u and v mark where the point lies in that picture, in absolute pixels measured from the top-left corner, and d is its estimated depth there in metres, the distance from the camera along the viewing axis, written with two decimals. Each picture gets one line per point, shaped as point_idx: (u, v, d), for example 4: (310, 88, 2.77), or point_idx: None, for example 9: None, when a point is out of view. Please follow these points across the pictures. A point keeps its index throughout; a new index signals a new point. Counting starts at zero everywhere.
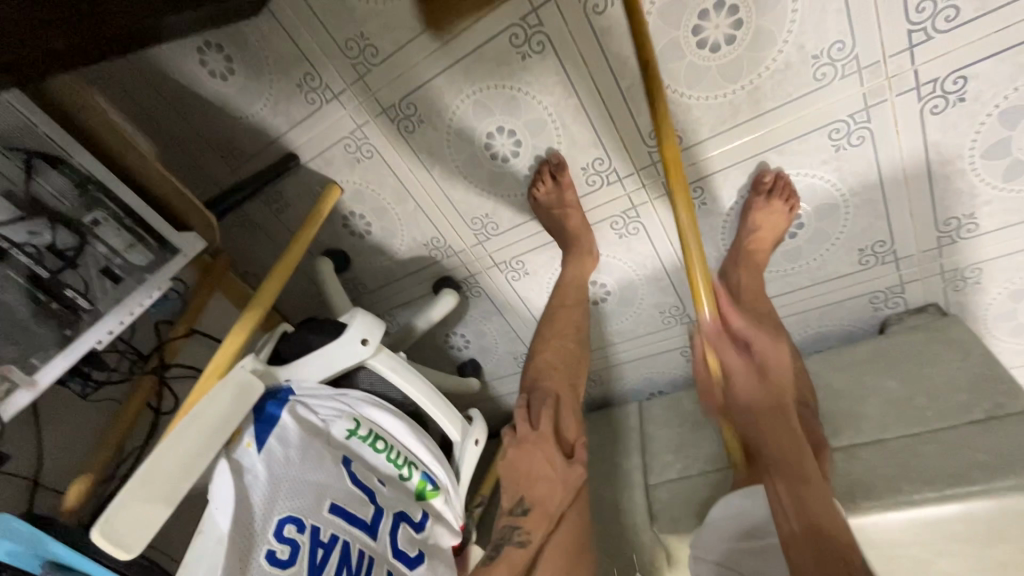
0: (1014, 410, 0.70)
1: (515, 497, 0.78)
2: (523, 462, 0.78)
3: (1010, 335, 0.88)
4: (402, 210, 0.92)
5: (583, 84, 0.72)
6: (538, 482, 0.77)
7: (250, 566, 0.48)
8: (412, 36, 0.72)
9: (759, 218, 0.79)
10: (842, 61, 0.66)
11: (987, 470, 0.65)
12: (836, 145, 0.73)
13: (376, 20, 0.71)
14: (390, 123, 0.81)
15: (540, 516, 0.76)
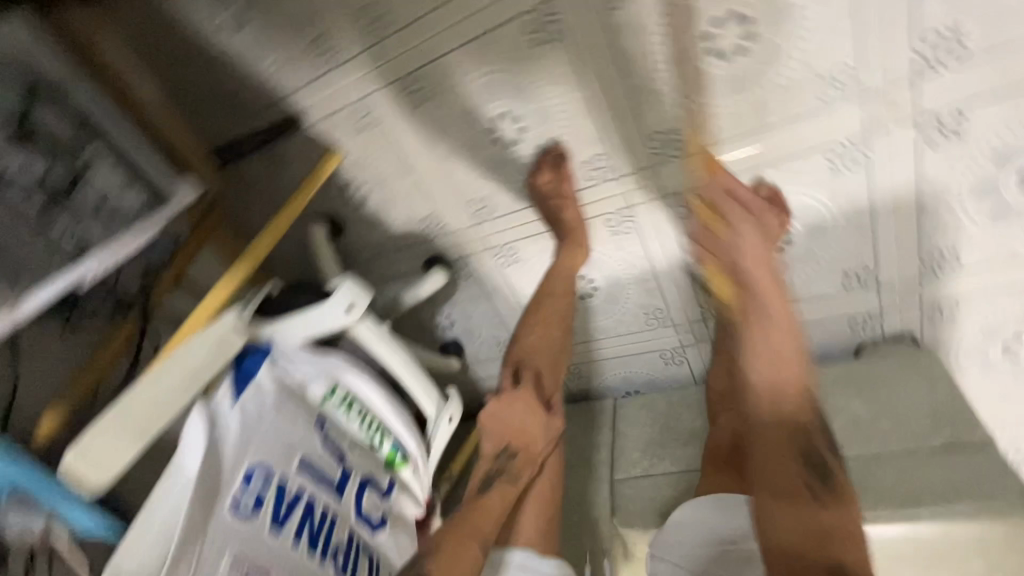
0: (971, 440, 0.73)
1: (498, 446, 0.78)
2: (505, 414, 0.79)
3: (980, 372, 0.90)
4: (401, 183, 0.92)
5: (593, 79, 0.73)
6: (518, 431, 0.80)
7: (213, 513, 0.48)
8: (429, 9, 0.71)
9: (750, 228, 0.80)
10: (847, 84, 0.67)
11: (937, 496, 0.68)
12: (833, 167, 0.74)
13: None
14: (398, 95, 0.81)
15: (527, 460, 0.78)
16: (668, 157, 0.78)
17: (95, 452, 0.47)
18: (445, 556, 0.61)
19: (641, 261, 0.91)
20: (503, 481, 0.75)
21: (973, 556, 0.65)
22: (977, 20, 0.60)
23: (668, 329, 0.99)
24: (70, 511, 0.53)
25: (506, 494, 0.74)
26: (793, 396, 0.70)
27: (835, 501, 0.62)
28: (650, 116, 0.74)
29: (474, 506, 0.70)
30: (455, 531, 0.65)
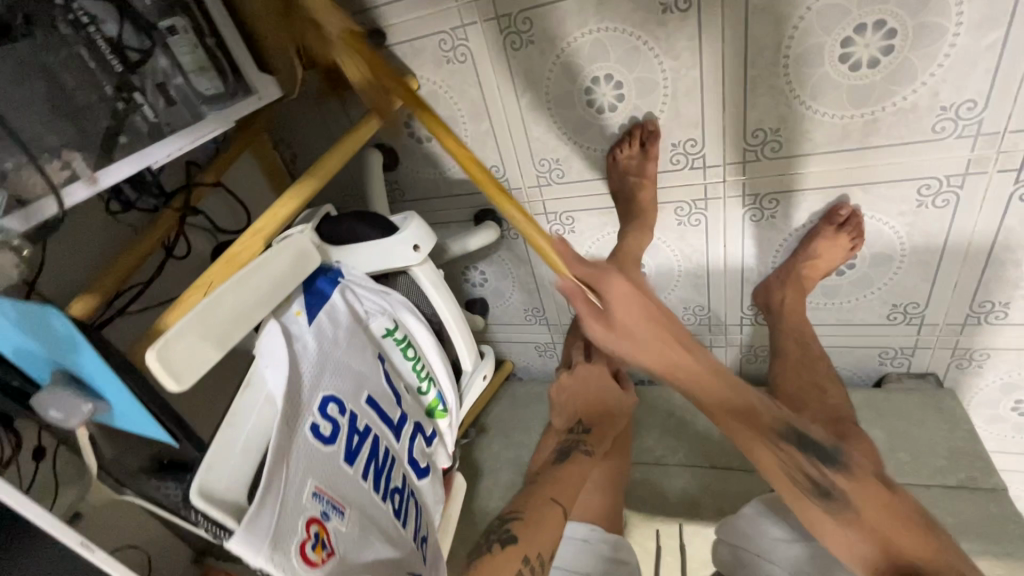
0: (983, 485, 0.76)
1: (572, 420, 0.77)
2: (577, 387, 0.77)
3: (984, 422, 0.93)
4: (472, 127, 0.87)
5: (712, 61, 0.70)
6: (594, 404, 0.77)
7: (295, 432, 0.47)
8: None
9: (824, 245, 0.79)
10: (965, 121, 0.66)
11: (946, 530, 0.72)
12: (920, 201, 0.74)
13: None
14: (498, 32, 0.76)
15: (601, 434, 0.75)
16: (762, 156, 0.76)
17: (184, 354, 0.44)
18: (528, 523, 0.61)
19: (705, 253, 0.89)
20: (581, 453, 0.71)
21: None
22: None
23: (702, 328, 0.99)
24: (122, 412, 0.49)
25: (585, 465, 0.69)
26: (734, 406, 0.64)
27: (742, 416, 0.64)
28: (758, 111, 0.72)
29: (551, 476, 0.68)
30: (535, 498, 0.65)
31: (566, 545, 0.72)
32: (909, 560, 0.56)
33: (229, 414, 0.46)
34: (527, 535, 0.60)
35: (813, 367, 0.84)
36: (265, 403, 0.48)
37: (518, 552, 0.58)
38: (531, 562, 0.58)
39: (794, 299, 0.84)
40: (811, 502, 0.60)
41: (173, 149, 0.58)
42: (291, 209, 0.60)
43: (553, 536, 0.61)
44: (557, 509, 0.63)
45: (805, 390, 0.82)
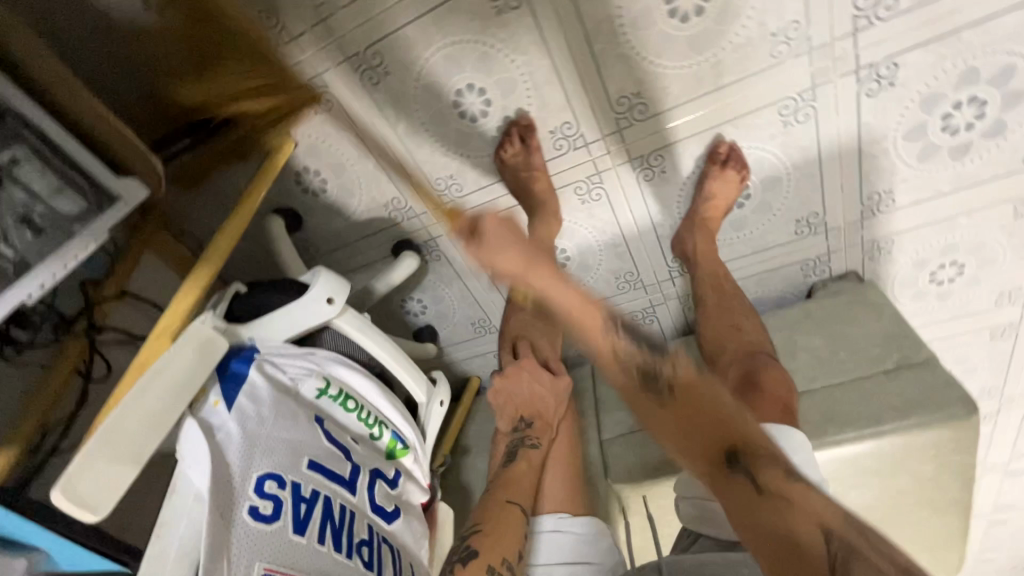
0: (918, 359, 0.82)
1: (514, 419, 0.82)
2: (512, 388, 0.83)
3: (911, 300, 0.99)
4: (362, 168, 0.88)
5: (559, 47, 0.73)
6: (530, 399, 0.83)
7: (234, 521, 0.49)
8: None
9: (712, 185, 0.83)
10: (795, 40, 0.71)
11: (895, 411, 0.77)
12: (784, 121, 0.79)
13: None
14: (353, 72, 0.77)
15: (544, 425, 0.81)
16: (634, 120, 0.79)
17: (90, 481, 0.46)
18: (488, 532, 0.64)
19: (618, 220, 0.91)
20: (527, 448, 0.77)
21: (922, 459, 0.75)
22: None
23: (639, 291, 1.02)
24: (59, 549, 0.52)
25: (531, 460, 0.76)
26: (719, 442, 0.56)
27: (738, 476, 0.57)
28: (616, 79, 0.75)
29: (504, 480, 0.72)
30: (492, 505, 0.68)
31: (543, 542, 0.68)
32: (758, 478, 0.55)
33: (162, 524, 0.50)
34: (489, 545, 0.63)
35: (735, 302, 0.90)
36: (197, 503, 0.50)
37: (482, 562, 0.60)
38: (497, 567, 0.60)
39: (705, 243, 0.89)
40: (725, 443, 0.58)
41: (46, 278, 0.58)
42: (195, 297, 0.61)
43: (517, 538, 0.65)
44: (514, 510, 0.68)
45: (725, 330, 0.87)
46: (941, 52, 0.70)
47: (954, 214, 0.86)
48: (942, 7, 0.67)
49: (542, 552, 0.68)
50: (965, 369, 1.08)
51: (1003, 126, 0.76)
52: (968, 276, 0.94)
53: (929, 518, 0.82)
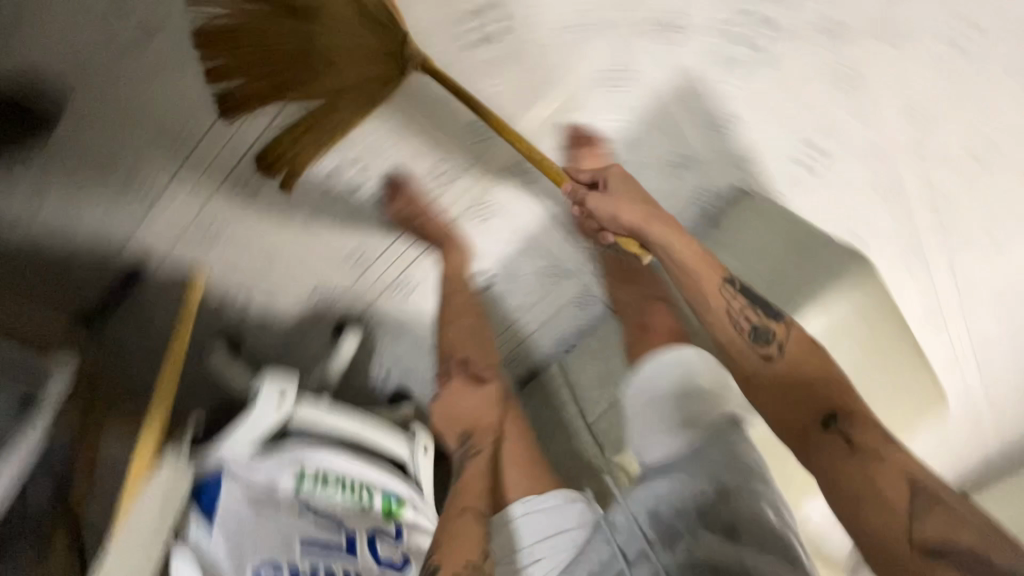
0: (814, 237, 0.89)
1: (460, 435, 0.94)
2: (455, 401, 0.97)
3: None
4: (274, 272, 0.94)
5: (397, 106, 0.85)
6: (472, 413, 0.95)
7: None
8: (231, 83, 0.76)
9: (581, 162, 0.94)
10: (578, 30, 0.87)
11: (800, 291, 0.85)
12: (609, 88, 0.93)
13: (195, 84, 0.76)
14: (232, 192, 0.84)
15: (483, 429, 0.93)
16: (485, 139, 0.90)
17: None
18: (449, 540, 0.74)
19: (517, 231, 1.02)
20: (473, 455, 0.90)
21: (839, 324, 0.83)
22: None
23: (570, 280, 1.06)
24: None
25: (479, 468, 0.87)
26: (738, 342, 0.76)
27: (846, 445, 0.62)
28: (457, 112, 0.88)
29: (461, 487, 0.85)
30: (451, 513, 0.79)
31: (520, 525, 0.81)
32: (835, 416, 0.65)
33: None
34: (450, 554, 0.71)
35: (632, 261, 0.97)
36: None
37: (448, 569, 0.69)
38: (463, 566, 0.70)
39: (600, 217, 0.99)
40: (808, 387, 0.69)
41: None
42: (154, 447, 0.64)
43: (477, 544, 0.74)
44: (469, 515, 0.78)
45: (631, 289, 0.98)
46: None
47: None
48: None
49: (525, 533, 0.81)
50: None
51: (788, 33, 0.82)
52: None
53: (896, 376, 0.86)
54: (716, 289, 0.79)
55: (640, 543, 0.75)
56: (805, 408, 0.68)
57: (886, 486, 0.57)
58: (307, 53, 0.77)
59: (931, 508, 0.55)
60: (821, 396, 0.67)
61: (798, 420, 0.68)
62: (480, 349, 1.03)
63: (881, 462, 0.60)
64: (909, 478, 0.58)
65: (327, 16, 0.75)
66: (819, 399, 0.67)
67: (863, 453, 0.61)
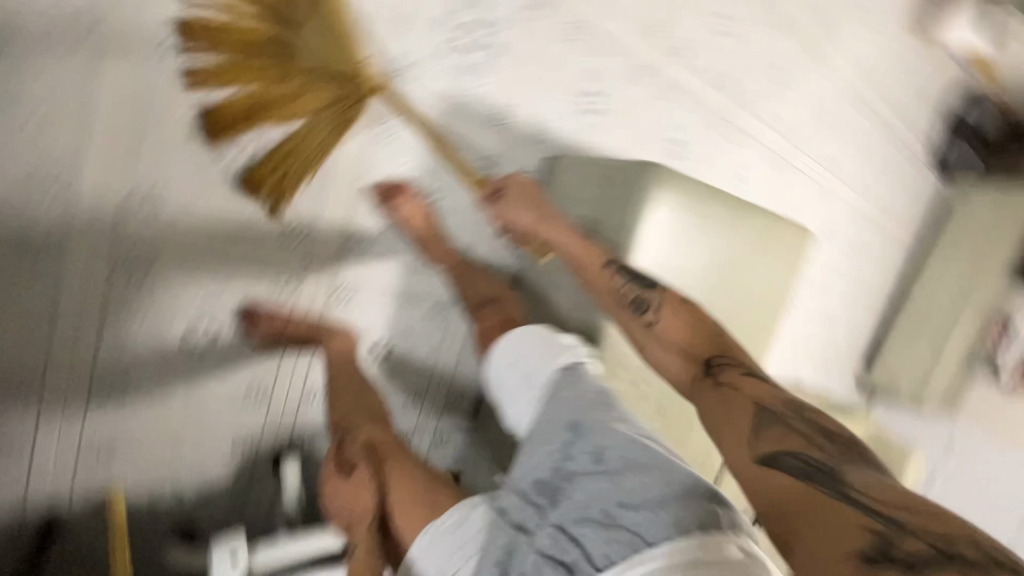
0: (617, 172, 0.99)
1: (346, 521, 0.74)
2: (337, 494, 0.74)
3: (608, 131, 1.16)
4: (185, 448, 0.95)
5: (206, 251, 0.88)
6: (355, 493, 0.72)
7: None
8: (68, 289, 0.83)
9: (401, 215, 0.94)
10: None
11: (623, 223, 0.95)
12: (388, 138, 0.95)
13: (36, 303, 0.82)
14: (105, 398, 0.88)
15: (361, 510, 0.71)
16: (304, 234, 0.94)
17: None
18: None
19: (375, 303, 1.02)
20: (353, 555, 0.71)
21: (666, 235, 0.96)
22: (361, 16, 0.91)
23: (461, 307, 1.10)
24: None
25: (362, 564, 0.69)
26: (623, 312, 0.80)
27: (718, 389, 0.68)
28: (263, 224, 0.91)
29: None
30: None
31: (419, 559, 0.63)
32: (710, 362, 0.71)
33: None
34: None
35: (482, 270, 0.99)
36: None
37: None
38: None
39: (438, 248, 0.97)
40: (684, 341, 0.74)
41: None
42: None
43: None
44: None
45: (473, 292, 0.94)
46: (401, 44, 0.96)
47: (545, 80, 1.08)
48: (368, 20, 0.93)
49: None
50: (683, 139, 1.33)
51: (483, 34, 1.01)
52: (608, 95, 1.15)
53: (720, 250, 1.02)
54: (597, 266, 0.83)
55: (536, 513, 0.60)
56: (696, 358, 0.73)
57: (736, 411, 0.64)
58: (280, 96, 0.83)
59: (776, 426, 0.60)
60: (698, 349, 0.73)
61: (687, 368, 0.73)
62: (365, 416, 0.81)
63: (738, 393, 0.66)
64: (756, 401, 0.64)
65: (306, 44, 0.81)
66: (691, 352, 0.73)
67: (744, 391, 0.65)
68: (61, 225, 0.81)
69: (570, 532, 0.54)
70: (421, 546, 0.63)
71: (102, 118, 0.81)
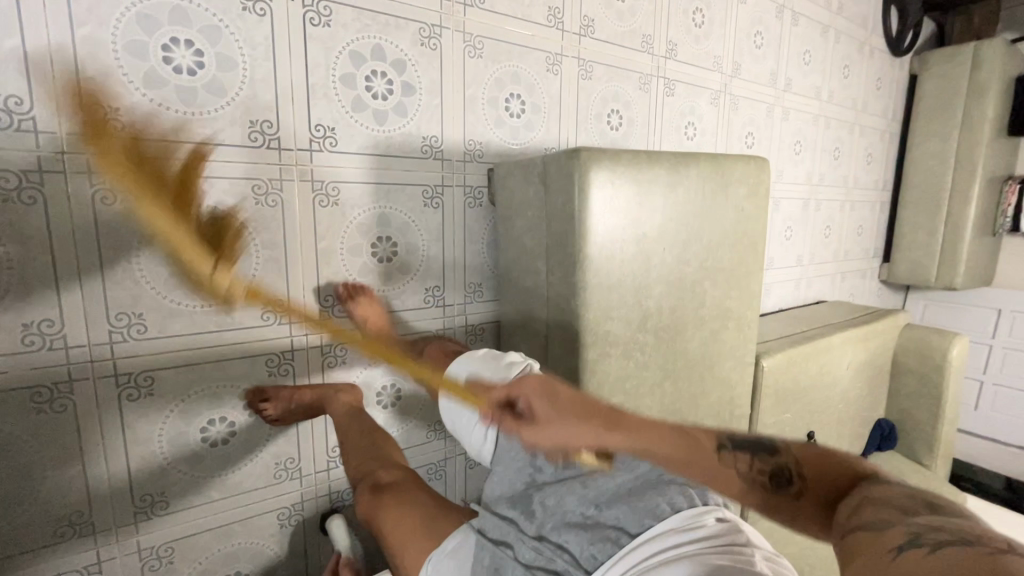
0: (541, 167, 1.02)
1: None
2: None
3: (525, 132, 1.24)
4: (239, 534, 1.01)
5: (202, 353, 0.93)
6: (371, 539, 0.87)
7: None
8: (80, 428, 0.83)
9: (358, 315, 1.02)
10: (268, 190, 0.94)
11: (567, 213, 0.98)
12: (332, 203, 1.01)
13: (55, 453, 0.82)
14: (152, 519, 0.91)
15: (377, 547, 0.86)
16: (284, 311, 0.99)
17: None
18: None
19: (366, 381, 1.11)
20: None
21: (607, 213, 0.98)
22: (279, 89, 0.92)
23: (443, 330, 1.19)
24: None
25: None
26: (712, 468, 0.73)
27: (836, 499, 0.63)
28: (245, 313, 0.95)
29: None
30: None
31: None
32: (834, 487, 0.65)
33: None
34: None
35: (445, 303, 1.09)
36: None
37: None
38: None
39: (393, 346, 1.05)
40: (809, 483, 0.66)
41: None
42: None
43: None
44: None
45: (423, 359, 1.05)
46: (319, 98, 0.97)
47: (459, 99, 1.13)
48: (278, 82, 0.92)
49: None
50: (601, 113, 1.37)
51: (393, 65, 1.03)
52: (517, 97, 1.21)
53: (663, 210, 1.06)
54: (713, 458, 0.73)
55: (516, 532, 0.79)
56: (820, 484, 0.66)
57: (851, 504, 0.60)
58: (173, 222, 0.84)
59: (879, 505, 0.56)
60: (824, 484, 0.66)
61: (810, 500, 0.65)
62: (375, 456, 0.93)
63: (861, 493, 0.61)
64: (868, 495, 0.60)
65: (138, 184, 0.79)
66: (812, 490, 0.66)
67: (862, 492, 0.61)
68: (61, 373, 0.81)
69: (553, 541, 0.76)
70: (440, 564, 0.79)
71: (75, 260, 0.80)
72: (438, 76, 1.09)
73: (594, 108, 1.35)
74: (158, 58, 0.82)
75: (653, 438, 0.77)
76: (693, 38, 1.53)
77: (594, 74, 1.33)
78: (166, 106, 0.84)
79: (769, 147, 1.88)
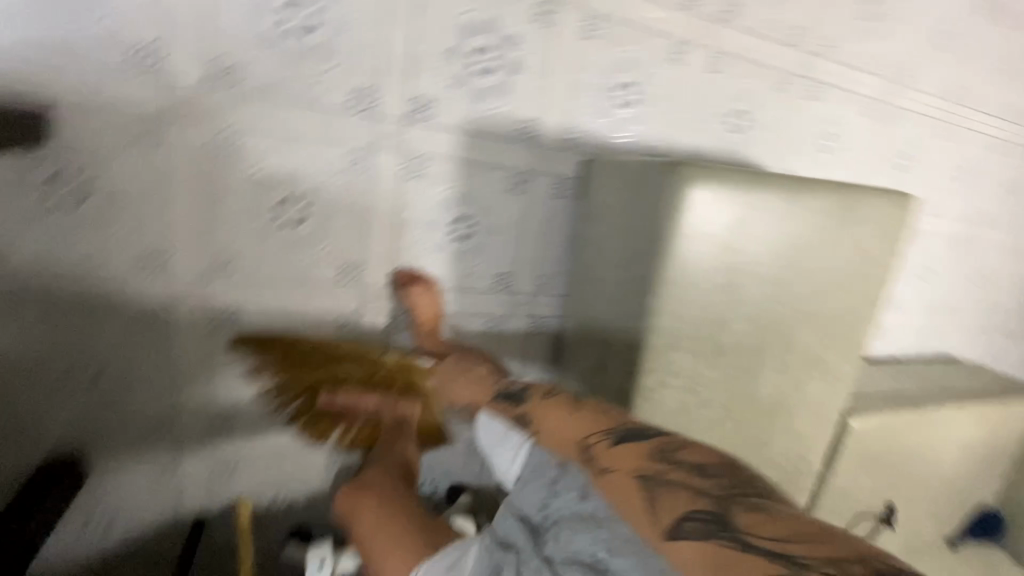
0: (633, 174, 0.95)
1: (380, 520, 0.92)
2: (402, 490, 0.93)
3: (634, 125, 1.13)
4: (291, 463, 1.10)
5: (280, 300, 1.00)
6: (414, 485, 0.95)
7: None
8: (174, 348, 0.96)
9: (412, 301, 1.05)
10: (358, 157, 0.96)
11: (648, 228, 0.91)
12: (418, 175, 1.01)
13: (152, 359, 0.95)
14: (221, 433, 1.03)
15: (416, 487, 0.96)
16: (358, 273, 1.03)
17: None
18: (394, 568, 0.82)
19: None
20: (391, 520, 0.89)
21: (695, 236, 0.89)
22: (383, 57, 0.92)
23: (506, 317, 1.18)
24: None
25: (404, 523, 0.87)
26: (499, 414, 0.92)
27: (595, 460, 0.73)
28: (322, 269, 1.01)
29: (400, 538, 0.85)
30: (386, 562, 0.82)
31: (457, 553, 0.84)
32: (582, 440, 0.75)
33: None
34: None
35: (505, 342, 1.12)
36: None
37: None
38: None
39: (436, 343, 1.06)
40: (567, 430, 0.79)
41: None
42: None
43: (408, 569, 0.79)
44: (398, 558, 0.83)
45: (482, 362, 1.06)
46: (422, 70, 0.95)
47: (566, 83, 1.06)
48: (385, 50, 0.92)
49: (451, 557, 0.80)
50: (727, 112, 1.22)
51: (501, 42, 0.99)
52: (630, 87, 1.10)
53: (764, 240, 0.94)
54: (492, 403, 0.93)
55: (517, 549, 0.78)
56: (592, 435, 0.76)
57: (620, 478, 0.67)
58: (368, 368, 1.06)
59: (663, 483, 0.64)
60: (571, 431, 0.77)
61: (564, 444, 0.78)
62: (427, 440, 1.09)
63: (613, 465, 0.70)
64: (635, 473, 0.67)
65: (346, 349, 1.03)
66: (566, 436, 0.78)
67: (626, 463, 0.69)
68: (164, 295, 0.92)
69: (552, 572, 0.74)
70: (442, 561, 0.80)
71: (184, 199, 0.89)
72: (547, 57, 1.02)
73: (720, 106, 1.20)
74: (272, 25, 0.86)
75: (476, 395, 0.97)
76: (857, 36, 1.30)
77: (725, 68, 1.17)
78: (277, 69, 0.88)
79: (926, 174, 1.59)
